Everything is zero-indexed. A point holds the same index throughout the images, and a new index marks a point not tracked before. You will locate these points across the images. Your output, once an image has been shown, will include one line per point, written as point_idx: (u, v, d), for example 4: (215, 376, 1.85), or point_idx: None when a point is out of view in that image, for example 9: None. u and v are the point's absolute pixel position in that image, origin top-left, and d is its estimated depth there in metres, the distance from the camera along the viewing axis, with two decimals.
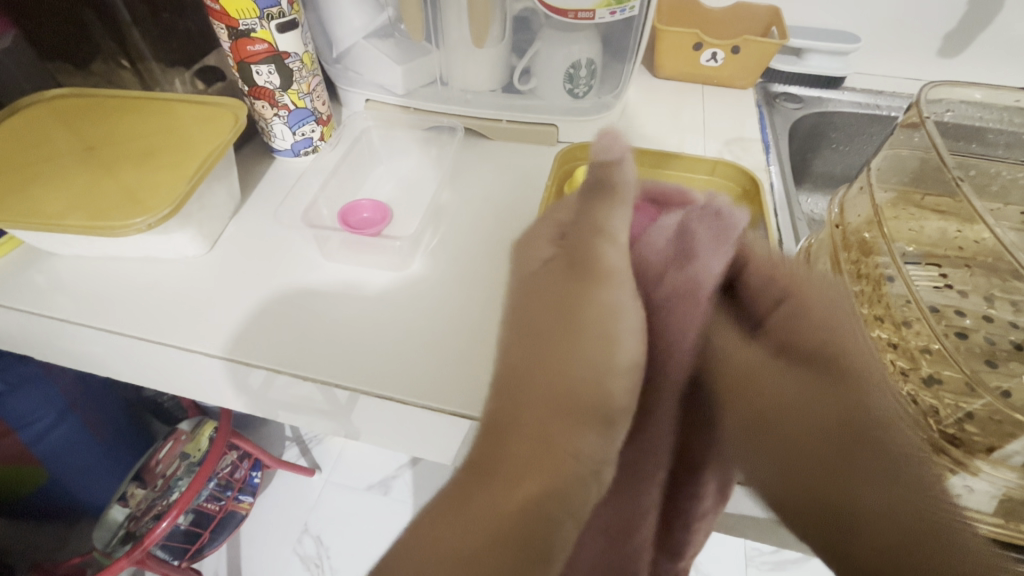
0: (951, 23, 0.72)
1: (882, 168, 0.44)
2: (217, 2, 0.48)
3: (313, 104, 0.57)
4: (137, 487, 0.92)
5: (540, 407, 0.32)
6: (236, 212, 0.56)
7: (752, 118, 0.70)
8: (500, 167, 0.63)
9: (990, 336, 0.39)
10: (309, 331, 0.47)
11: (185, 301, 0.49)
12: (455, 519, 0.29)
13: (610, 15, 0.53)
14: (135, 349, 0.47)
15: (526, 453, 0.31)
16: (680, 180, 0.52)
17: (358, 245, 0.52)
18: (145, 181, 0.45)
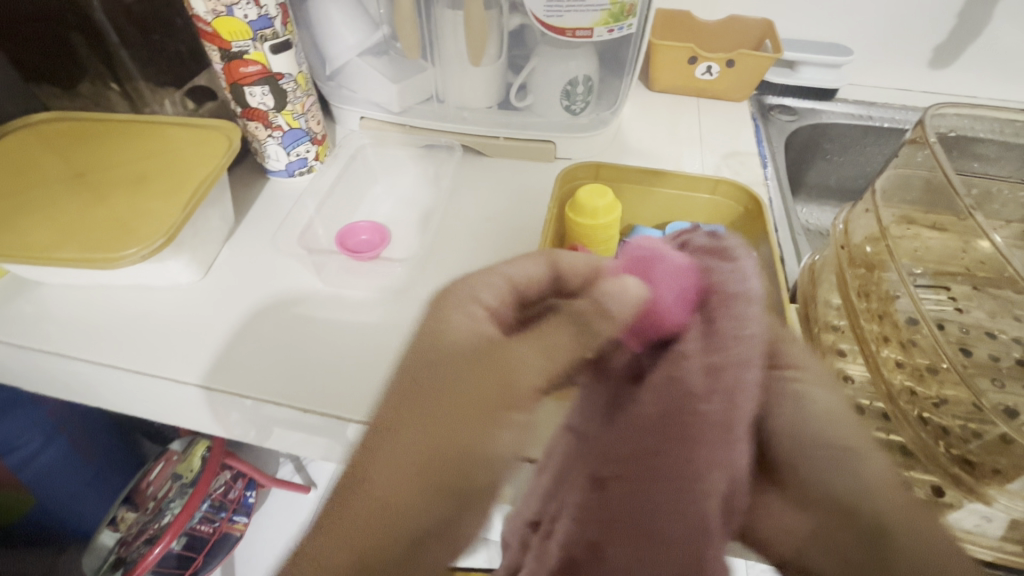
0: (942, 35, 0.73)
1: (885, 188, 0.43)
2: (210, 25, 0.47)
3: (307, 124, 0.56)
4: (127, 510, 0.89)
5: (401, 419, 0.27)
6: (231, 234, 0.55)
7: (749, 131, 0.70)
8: (498, 184, 0.62)
9: (993, 353, 0.38)
10: (302, 359, 0.46)
11: (178, 330, 0.47)
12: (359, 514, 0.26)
13: (609, 33, 0.53)
14: (126, 381, 0.46)
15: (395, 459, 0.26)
16: (681, 198, 0.51)
17: (359, 270, 0.52)
18: (137, 210, 0.43)
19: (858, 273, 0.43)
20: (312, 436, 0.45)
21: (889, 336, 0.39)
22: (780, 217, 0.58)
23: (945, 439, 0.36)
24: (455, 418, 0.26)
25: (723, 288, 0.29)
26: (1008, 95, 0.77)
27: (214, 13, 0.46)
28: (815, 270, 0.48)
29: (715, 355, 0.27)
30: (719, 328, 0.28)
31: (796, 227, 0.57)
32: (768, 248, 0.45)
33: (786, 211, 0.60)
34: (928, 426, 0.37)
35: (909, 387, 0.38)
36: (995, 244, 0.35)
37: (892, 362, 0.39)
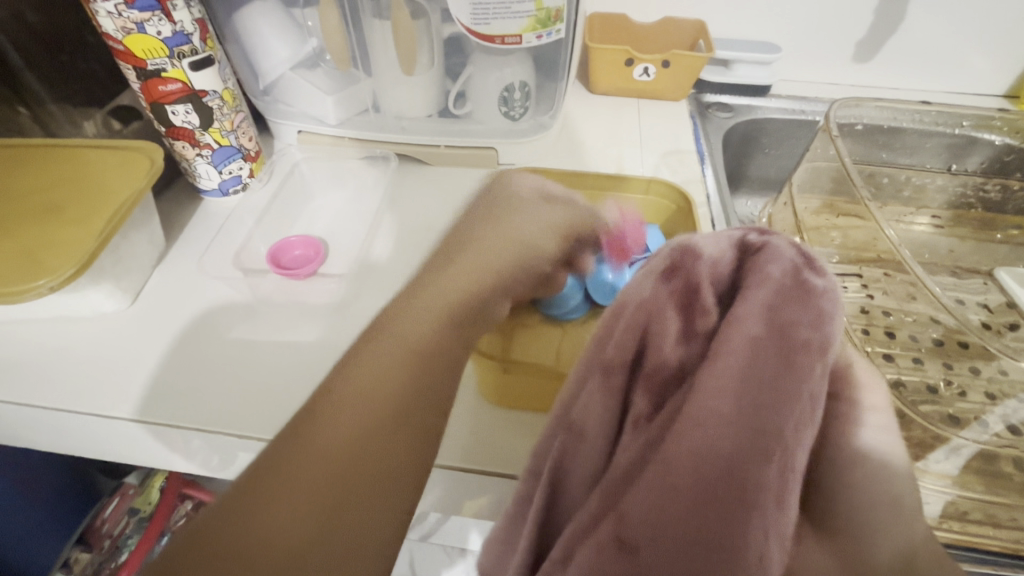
0: (863, 30, 0.76)
1: (802, 181, 0.46)
2: (122, 43, 0.45)
3: (238, 141, 0.55)
4: (81, 551, 0.85)
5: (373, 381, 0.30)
6: (162, 258, 0.53)
7: (687, 130, 0.72)
8: (442, 192, 0.62)
9: (913, 335, 0.40)
10: (243, 382, 0.44)
11: (105, 359, 0.45)
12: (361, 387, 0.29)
13: (538, 39, 0.53)
14: (50, 420, 0.43)
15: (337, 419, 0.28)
16: (616, 200, 0.52)
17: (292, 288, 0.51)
18: (50, 238, 0.41)
19: None
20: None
21: None
22: (717, 214, 0.59)
23: None
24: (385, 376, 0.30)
25: (794, 309, 0.24)
26: (927, 85, 0.81)
27: (124, 30, 0.45)
28: None
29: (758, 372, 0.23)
30: (794, 363, 0.23)
31: (732, 222, 0.58)
32: None
33: (723, 207, 0.61)
34: None
35: None
36: (888, 237, 0.40)
37: None
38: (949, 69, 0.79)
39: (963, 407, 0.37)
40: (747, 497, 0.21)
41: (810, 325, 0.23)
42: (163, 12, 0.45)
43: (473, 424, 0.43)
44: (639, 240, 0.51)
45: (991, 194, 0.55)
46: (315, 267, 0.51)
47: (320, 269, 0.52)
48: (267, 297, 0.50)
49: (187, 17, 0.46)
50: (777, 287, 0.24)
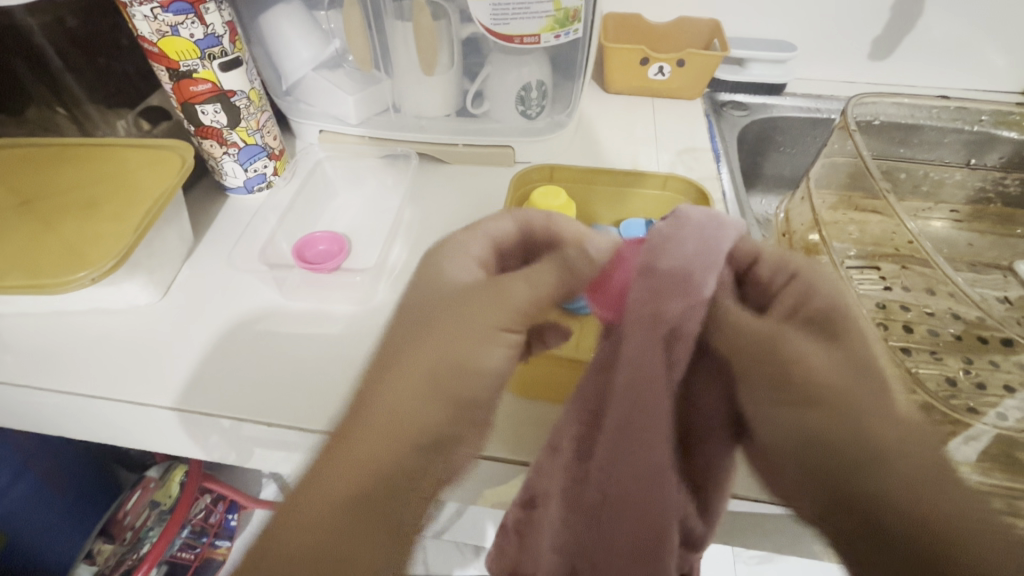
0: (879, 28, 0.76)
1: (818, 176, 0.46)
2: (156, 45, 0.47)
3: (263, 140, 0.56)
4: (104, 542, 0.87)
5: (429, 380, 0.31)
6: (190, 253, 0.55)
7: (701, 128, 0.72)
8: (460, 189, 0.63)
9: (933, 330, 0.41)
10: (272, 372, 0.46)
11: (138, 349, 0.47)
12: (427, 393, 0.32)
13: (556, 38, 0.54)
14: (87, 406, 0.45)
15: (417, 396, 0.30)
16: (632, 196, 0.53)
17: (317, 281, 0.52)
18: (89, 233, 0.43)
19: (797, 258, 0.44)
20: (294, 454, 0.46)
21: None
22: (734, 211, 0.60)
23: None
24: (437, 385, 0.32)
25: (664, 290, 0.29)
26: (944, 83, 0.80)
27: (159, 33, 0.46)
28: None
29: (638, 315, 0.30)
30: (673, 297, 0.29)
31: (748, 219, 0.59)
32: None
33: (739, 204, 0.61)
34: None
35: None
36: (909, 230, 0.39)
37: None
38: (967, 65, 0.78)
39: (986, 400, 0.37)
40: (822, 427, 0.25)
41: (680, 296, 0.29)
42: (196, 15, 0.46)
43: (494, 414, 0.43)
44: None
45: (1010, 188, 0.54)
46: (338, 262, 0.52)
47: (343, 264, 0.53)
48: (293, 292, 0.52)
49: (218, 19, 0.48)
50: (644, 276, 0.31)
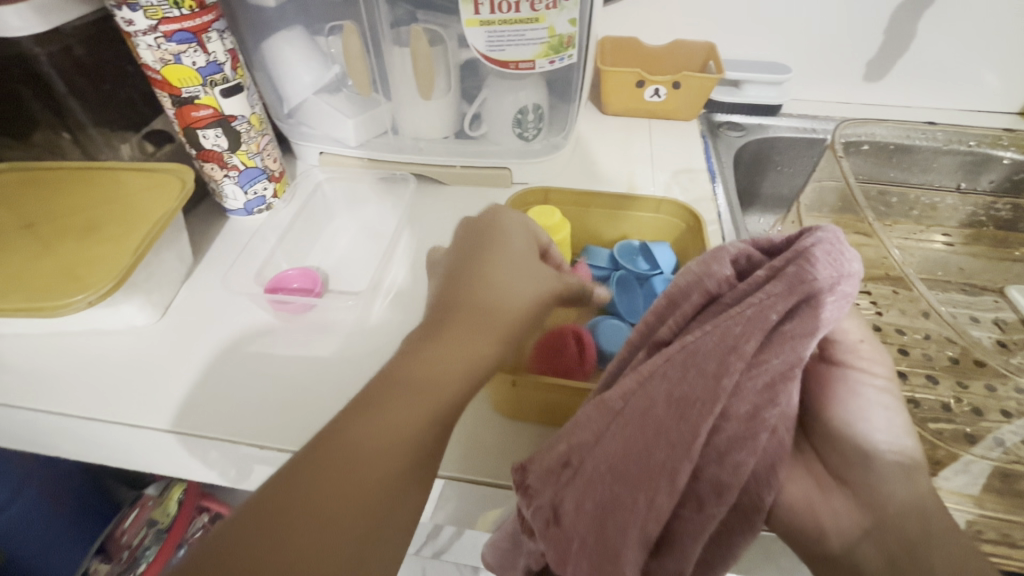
0: (873, 50, 0.77)
1: (808, 201, 0.47)
2: (159, 73, 0.48)
3: (263, 162, 0.57)
4: (101, 561, 0.88)
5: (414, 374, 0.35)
6: (189, 275, 0.56)
7: (697, 149, 0.73)
8: (459, 209, 0.64)
9: (926, 354, 0.41)
10: (264, 396, 0.46)
11: (140, 370, 0.47)
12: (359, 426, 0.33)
13: (551, 64, 0.55)
14: (80, 428, 0.45)
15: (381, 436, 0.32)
16: (626, 219, 0.53)
17: (288, 303, 0.51)
18: (88, 255, 0.44)
19: None
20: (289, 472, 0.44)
21: None
22: (729, 232, 0.60)
23: None
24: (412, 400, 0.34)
25: (734, 332, 0.27)
26: (940, 103, 0.81)
27: (162, 61, 0.47)
28: None
29: (716, 349, 0.27)
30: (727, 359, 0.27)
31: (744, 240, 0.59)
32: None
33: (735, 225, 0.61)
34: None
35: None
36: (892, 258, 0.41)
37: None
38: (962, 87, 0.79)
39: (982, 426, 0.37)
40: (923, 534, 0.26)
41: (784, 327, 0.27)
42: (198, 44, 0.48)
43: (481, 431, 0.43)
44: (649, 257, 0.52)
45: (1001, 213, 0.55)
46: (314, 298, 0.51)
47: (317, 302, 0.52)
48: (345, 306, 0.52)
49: (220, 48, 0.49)
50: (716, 334, 0.27)
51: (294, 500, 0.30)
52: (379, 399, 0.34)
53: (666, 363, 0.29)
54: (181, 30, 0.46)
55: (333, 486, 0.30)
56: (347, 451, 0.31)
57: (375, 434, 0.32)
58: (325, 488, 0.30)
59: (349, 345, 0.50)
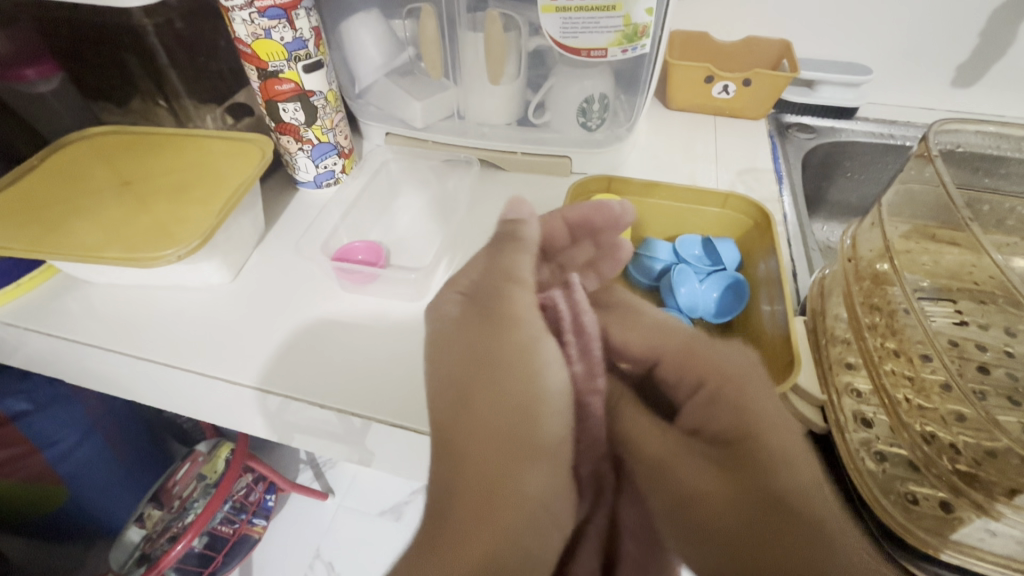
0: (964, 55, 0.73)
1: (892, 203, 0.44)
2: (249, 46, 0.51)
3: (335, 138, 0.60)
4: (154, 508, 0.92)
5: (487, 398, 0.31)
6: (261, 241, 0.59)
7: (764, 149, 0.70)
8: (517, 195, 0.65)
9: (1012, 373, 0.39)
10: (330, 360, 0.48)
11: (211, 326, 0.51)
12: (465, 466, 0.30)
13: (623, 53, 0.55)
14: (158, 374, 0.49)
15: (476, 481, 0.29)
16: (687, 212, 0.53)
17: (350, 274, 0.53)
18: (177, 214, 0.47)
19: (863, 286, 0.43)
20: (337, 438, 0.48)
21: (896, 351, 0.39)
22: (795, 234, 0.58)
23: (952, 454, 0.36)
24: (489, 441, 0.30)
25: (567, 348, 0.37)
26: None
27: (253, 35, 0.50)
28: (825, 284, 0.48)
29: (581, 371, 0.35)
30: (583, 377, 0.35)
31: (810, 244, 0.57)
32: (777, 264, 0.46)
33: (801, 228, 0.60)
34: (931, 440, 0.37)
35: (910, 399, 0.38)
36: (995, 264, 0.36)
37: (900, 377, 0.39)
38: None
39: None
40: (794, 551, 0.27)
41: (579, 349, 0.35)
42: (288, 20, 0.50)
43: None
44: (712, 253, 0.51)
45: None
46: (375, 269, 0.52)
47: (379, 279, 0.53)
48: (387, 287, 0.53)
49: (306, 25, 0.51)
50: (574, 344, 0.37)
51: (457, 512, 0.28)
52: (481, 375, 0.32)
53: (508, 317, 0.34)
54: (274, 6, 0.49)
55: (458, 481, 0.29)
56: (458, 451, 0.30)
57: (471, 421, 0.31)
58: (471, 475, 0.29)
59: (408, 315, 0.52)
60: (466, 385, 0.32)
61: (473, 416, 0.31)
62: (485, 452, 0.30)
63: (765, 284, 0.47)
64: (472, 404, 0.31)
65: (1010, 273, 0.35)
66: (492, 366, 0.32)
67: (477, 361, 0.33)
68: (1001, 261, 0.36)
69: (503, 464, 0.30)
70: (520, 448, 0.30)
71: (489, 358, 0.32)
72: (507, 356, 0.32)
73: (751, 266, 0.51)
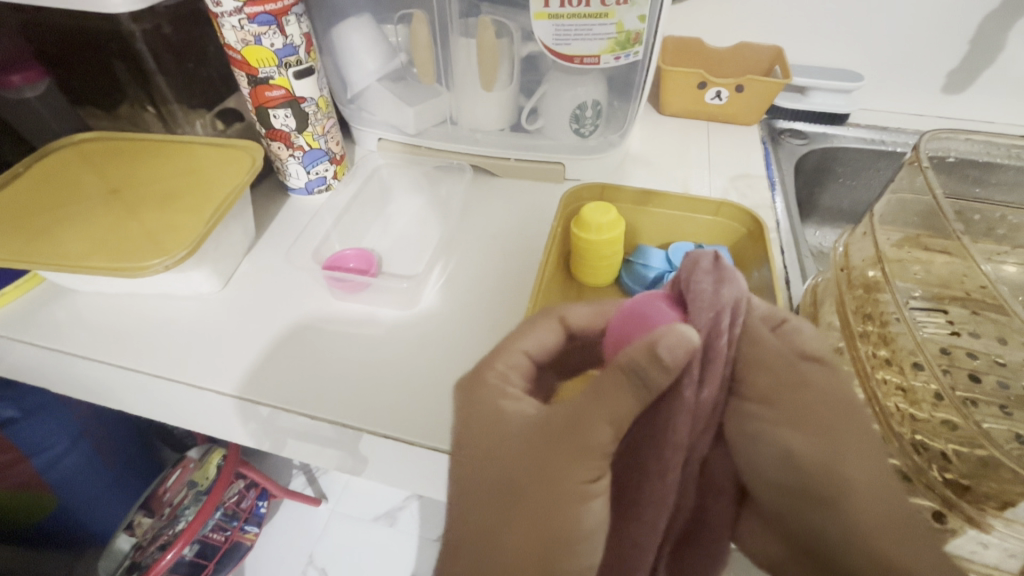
0: (954, 62, 0.73)
1: (884, 213, 0.44)
2: (239, 53, 0.50)
3: (327, 145, 0.59)
4: (143, 516, 0.90)
5: (527, 520, 0.29)
6: (251, 249, 0.58)
7: (757, 155, 0.71)
8: (510, 201, 0.64)
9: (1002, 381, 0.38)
10: (319, 370, 0.47)
11: (200, 335, 0.50)
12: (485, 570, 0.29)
13: (616, 60, 0.55)
14: (145, 384, 0.48)
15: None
16: (680, 220, 0.53)
17: (342, 282, 0.52)
18: (165, 222, 0.47)
19: (856, 295, 0.43)
20: (326, 446, 0.47)
21: (888, 360, 0.39)
22: (787, 241, 0.58)
23: (942, 464, 0.36)
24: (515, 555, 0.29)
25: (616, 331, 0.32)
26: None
27: (243, 42, 0.49)
28: (817, 293, 0.48)
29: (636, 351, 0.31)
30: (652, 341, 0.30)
31: (802, 250, 0.57)
32: (770, 272, 0.46)
33: (793, 234, 0.60)
34: (922, 450, 0.37)
35: (902, 409, 0.38)
36: (985, 274, 0.37)
37: (892, 386, 0.39)
38: None
39: None
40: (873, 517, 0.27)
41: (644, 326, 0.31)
42: (278, 26, 0.49)
43: None
44: None
45: None
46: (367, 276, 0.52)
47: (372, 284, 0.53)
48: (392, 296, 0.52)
49: (296, 31, 0.51)
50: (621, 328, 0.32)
51: None
52: (537, 496, 0.29)
53: (578, 428, 0.29)
54: (264, 12, 0.48)
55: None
56: (484, 550, 0.30)
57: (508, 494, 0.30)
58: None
59: (399, 322, 0.51)
60: (515, 492, 0.30)
61: (511, 524, 0.29)
62: (510, 573, 0.29)
63: (757, 292, 0.48)
64: (508, 520, 0.29)
65: (1001, 285, 0.36)
66: (548, 490, 0.29)
67: (529, 474, 0.29)
68: (989, 270, 0.36)
69: (538, 567, 0.28)
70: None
71: (539, 477, 0.29)
72: (562, 480, 0.29)
73: (744, 274, 0.51)
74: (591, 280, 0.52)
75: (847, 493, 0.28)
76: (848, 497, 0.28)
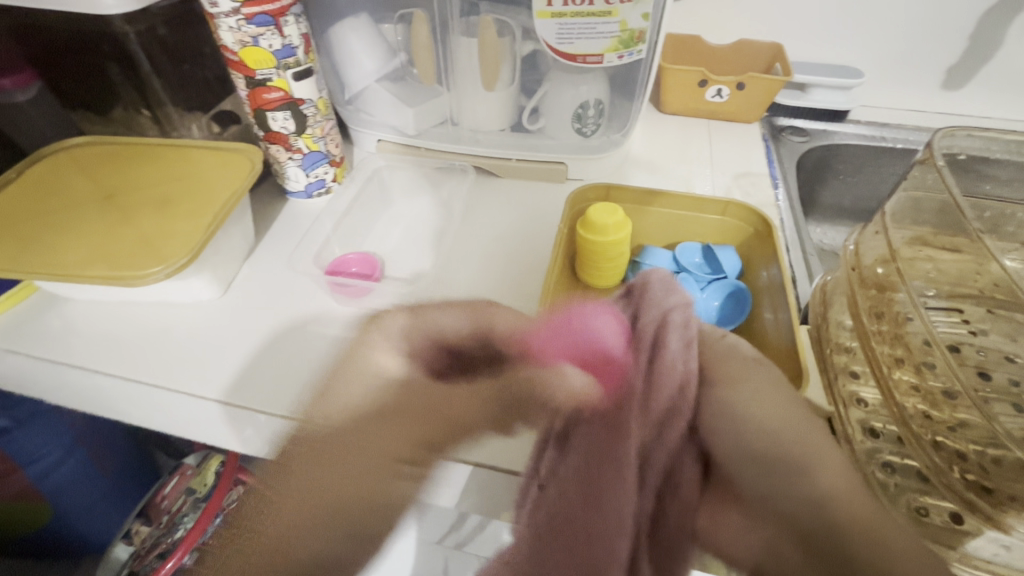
0: (954, 57, 0.73)
1: (895, 211, 0.44)
2: (236, 54, 0.49)
3: (326, 147, 0.58)
4: (142, 524, 0.88)
5: (373, 446, 0.37)
6: (251, 253, 0.57)
7: (759, 152, 0.70)
8: (511, 203, 0.64)
9: (1013, 378, 0.38)
10: (325, 376, 0.46)
11: (200, 343, 0.49)
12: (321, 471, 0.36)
13: (619, 59, 0.54)
14: (143, 395, 0.47)
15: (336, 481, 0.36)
16: (687, 219, 0.52)
17: (343, 287, 0.52)
18: (164, 229, 0.46)
19: (869, 294, 0.42)
20: None
21: (902, 358, 0.39)
22: (792, 239, 0.58)
23: (960, 463, 0.35)
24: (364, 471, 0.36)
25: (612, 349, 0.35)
26: None
27: (241, 43, 0.48)
28: (828, 289, 0.48)
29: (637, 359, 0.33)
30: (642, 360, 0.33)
31: (807, 248, 0.57)
32: (779, 271, 0.46)
33: (798, 232, 0.59)
34: (941, 449, 0.36)
35: (920, 409, 0.37)
36: (1002, 269, 0.36)
37: (906, 385, 0.38)
38: None
39: None
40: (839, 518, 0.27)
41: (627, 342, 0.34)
42: (276, 27, 0.48)
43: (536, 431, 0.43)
44: (713, 260, 0.51)
45: None
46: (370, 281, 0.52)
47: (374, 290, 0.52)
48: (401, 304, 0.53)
49: (295, 31, 0.50)
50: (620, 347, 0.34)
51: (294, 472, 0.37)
52: (400, 435, 0.37)
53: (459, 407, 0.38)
54: (262, 12, 0.47)
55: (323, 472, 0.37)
56: (336, 451, 0.37)
57: (337, 448, 0.37)
58: (330, 481, 0.36)
59: None
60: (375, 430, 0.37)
61: (358, 444, 0.37)
62: (359, 476, 0.36)
63: (767, 291, 0.47)
64: (364, 443, 0.37)
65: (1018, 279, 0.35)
66: (410, 433, 0.38)
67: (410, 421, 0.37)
68: (1005, 261, 0.36)
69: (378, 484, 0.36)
70: (381, 492, 0.37)
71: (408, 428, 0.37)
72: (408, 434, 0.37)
73: (752, 274, 0.50)
74: (598, 281, 0.51)
75: (826, 497, 0.27)
76: (826, 493, 0.28)
